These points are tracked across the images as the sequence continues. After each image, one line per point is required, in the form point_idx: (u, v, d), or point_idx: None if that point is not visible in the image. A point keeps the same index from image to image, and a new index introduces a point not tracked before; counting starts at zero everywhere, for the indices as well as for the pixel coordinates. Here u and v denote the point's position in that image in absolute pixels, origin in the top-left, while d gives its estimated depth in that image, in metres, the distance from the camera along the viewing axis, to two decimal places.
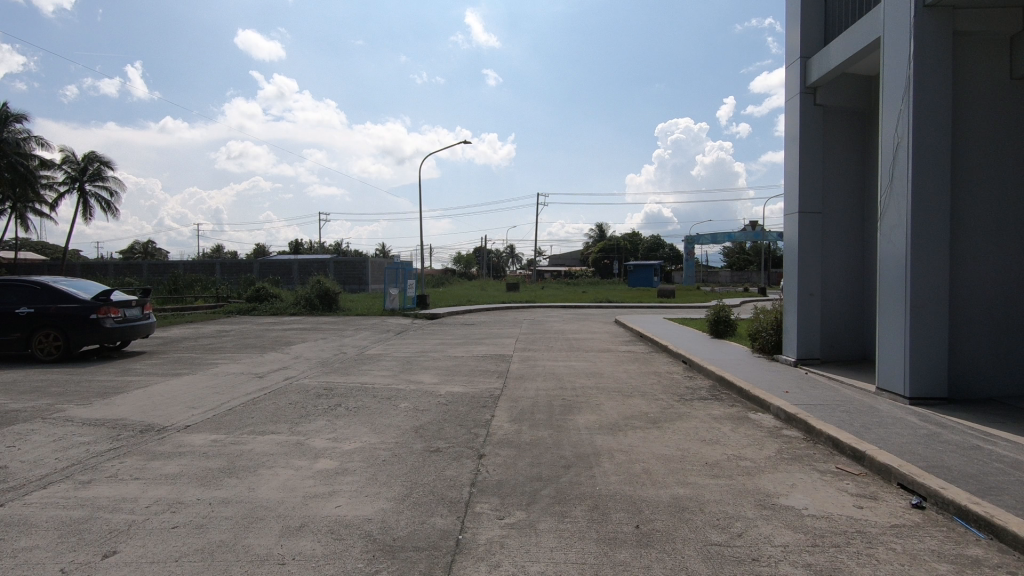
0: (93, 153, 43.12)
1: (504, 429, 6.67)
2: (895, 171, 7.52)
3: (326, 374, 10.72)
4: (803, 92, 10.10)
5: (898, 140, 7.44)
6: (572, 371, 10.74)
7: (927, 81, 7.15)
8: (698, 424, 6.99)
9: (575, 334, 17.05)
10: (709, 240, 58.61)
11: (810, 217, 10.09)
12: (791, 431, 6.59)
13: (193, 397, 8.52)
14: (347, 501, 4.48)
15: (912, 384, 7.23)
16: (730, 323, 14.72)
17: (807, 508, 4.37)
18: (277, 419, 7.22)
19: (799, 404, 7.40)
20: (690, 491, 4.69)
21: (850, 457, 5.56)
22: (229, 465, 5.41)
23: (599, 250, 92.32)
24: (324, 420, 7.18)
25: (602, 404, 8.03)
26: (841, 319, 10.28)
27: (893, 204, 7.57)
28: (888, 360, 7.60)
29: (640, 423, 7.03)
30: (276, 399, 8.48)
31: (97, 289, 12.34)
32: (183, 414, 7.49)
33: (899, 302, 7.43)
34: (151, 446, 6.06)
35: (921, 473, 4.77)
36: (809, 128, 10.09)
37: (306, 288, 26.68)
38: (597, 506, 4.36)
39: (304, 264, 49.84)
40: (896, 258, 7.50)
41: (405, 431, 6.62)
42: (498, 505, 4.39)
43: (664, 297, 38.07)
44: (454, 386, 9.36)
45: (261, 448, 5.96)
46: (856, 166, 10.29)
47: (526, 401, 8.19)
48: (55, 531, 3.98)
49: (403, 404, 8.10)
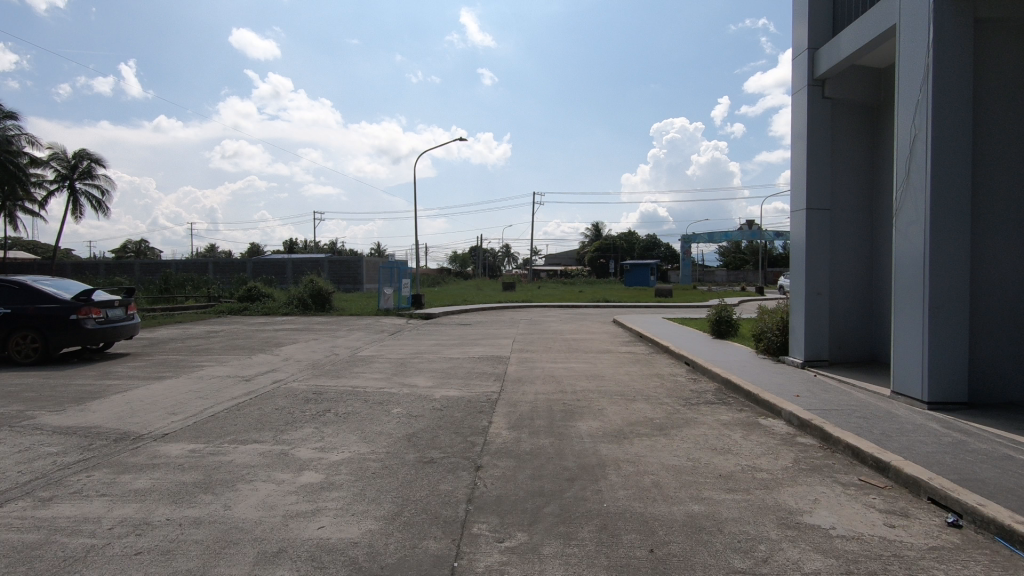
0: (82, 149, 42.35)
1: (502, 437, 6.29)
2: (912, 165, 7.17)
3: (316, 376, 10.32)
4: (811, 84, 9.72)
5: (915, 132, 7.10)
6: (572, 374, 10.35)
7: (946, 70, 6.81)
8: (707, 430, 6.62)
9: (573, 335, 16.68)
10: (707, 239, 58.25)
11: (819, 214, 9.72)
12: (805, 439, 6.23)
13: (174, 402, 8.11)
14: (332, 522, 4.08)
15: (931, 389, 6.88)
16: (733, 323, 14.36)
17: (835, 528, 3.99)
18: (261, 426, 6.82)
19: (812, 409, 7.04)
20: (707, 508, 4.32)
21: (872, 467, 5.21)
22: (204, 479, 5.00)
23: (595, 249, 91.91)
24: (311, 427, 6.76)
25: (605, 409, 7.65)
26: (849, 319, 9.94)
27: (910, 200, 7.22)
28: (904, 363, 7.26)
29: (646, 429, 6.65)
30: (261, 404, 8.07)
31: (78, 289, 11.86)
32: (162, 421, 7.08)
33: (916, 303, 7.08)
34: (123, 457, 5.64)
35: (955, 488, 4.41)
36: (817, 122, 9.72)
37: (299, 287, 26.21)
38: (606, 526, 3.98)
39: (299, 264, 49.29)
40: (913, 255, 7.15)
41: (397, 439, 6.24)
42: (497, 526, 4.01)
43: (663, 296, 37.58)
44: (449, 390, 8.97)
45: (242, 459, 5.55)
46: (865, 161, 9.96)
47: (525, 406, 7.80)
48: (2, 559, 3.56)
49: (396, 409, 7.71)
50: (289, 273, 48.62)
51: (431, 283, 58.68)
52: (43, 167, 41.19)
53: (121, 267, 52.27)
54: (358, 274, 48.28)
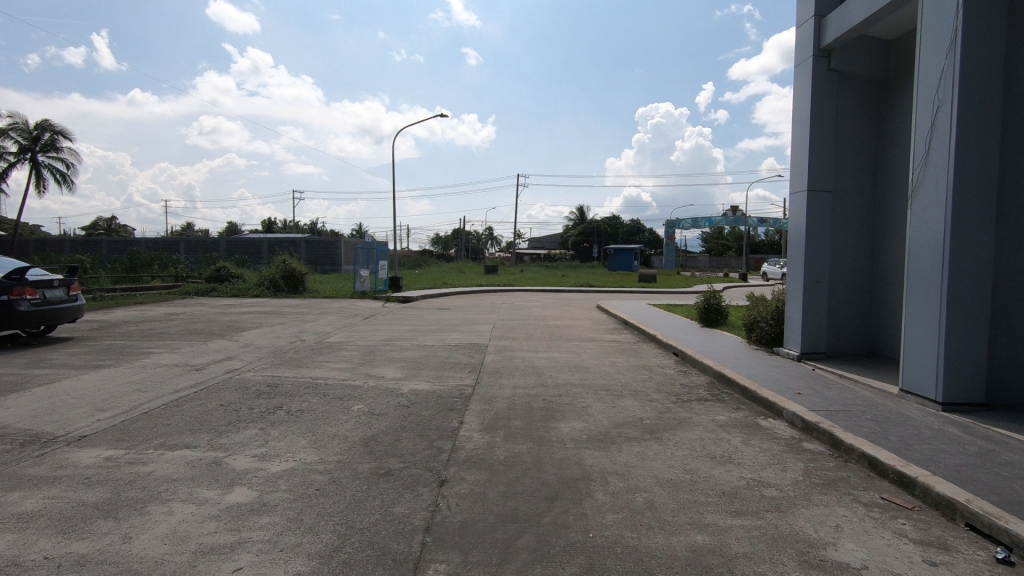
0: (45, 120, 40.24)
1: (474, 442, 5.53)
2: (932, 142, 6.47)
3: (275, 366, 9.44)
4: (816, 55, 8.95)
5: (937, 105, 6.39)
6: (554, 365, 9.60)
7: (976, 36, 6.10)
8: (703, 434, 5.93)
9: (556, 321, 15.94)
10: (691, 224, 57.78)
11: (820, 196, 9.02)
12: (812, 445, 5.56)
13: (106, 397, 7.17)
14: (255, 561, 3.29)
15: (947, 388, 6.26)
16: (722, 311, 13.73)
17: (867, 569, 3.31)
18: (197, 428, 5.94)
19: (817, 409, 6.38)
20: (713, 539, 3.60)
21: (894, 482, 4.56)
22: (111, 499, 4.14)
23: (579, 233, 91.15)
24: (255, 429, 5.91)
25: (589, 407, 6.91)
26: (848, 309, 9.34)
27: (929, 180, 6.53)
28: (916, 359, 6.63)
29: (635, 432, 5.93)
30: (205, 399, 7.19)
31: (12, 266, 10.73)
32: (85, 421, 6.17)
33: (932, 294, 6.42)
34: (19, 468, 4.73)
35: (1000, 513, 3.76)
36: (821, 97, 8.97)
37: (271, 268, 25.01)
38: (592, 568, 3.25)
39: (274, 245, 47.72)
40: (930, 241, 6.49)
41: (352, 445, 5.43)
42: (458, 567, 3.25)
43: (646, 281, 37.15)
44: (419, 382, 8.18)
45: (163, 471, 4.71)
46: (869, 140, 9.29)
47: (502, 403, 7.05)
48: None
49: (357, 405, 6.90)
50: (264, 253, 47.14)
51: (410, 264, 57.48)
52: (3, 138, 38.97)
53: (88, 244, 50.01)
54: (336, 255, 46.99)
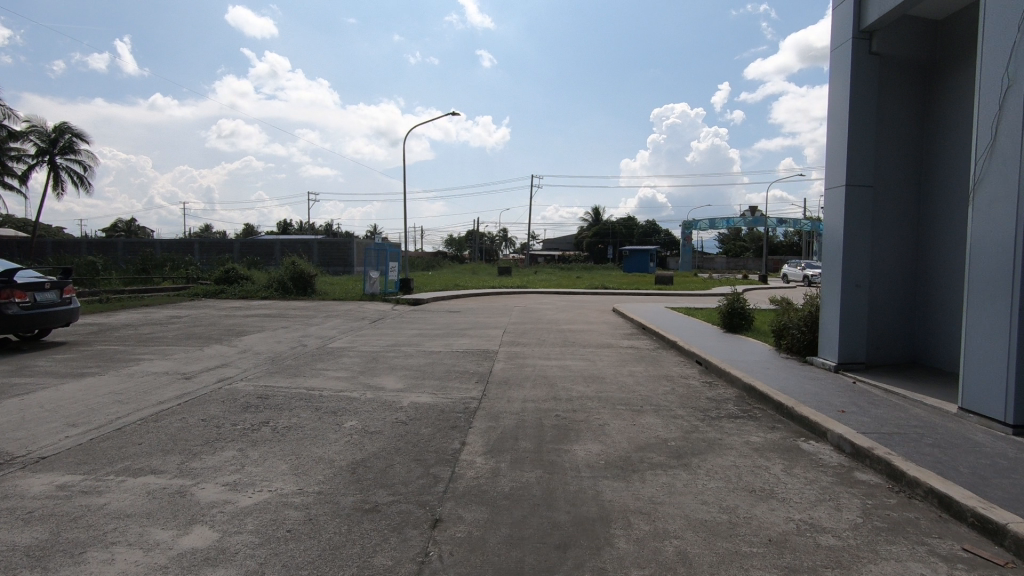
0: (63, 124, 40.55)
1: (476, 468, 4.86)
2: (1001, 128, 5.66)
3: (270, 374, 8.86)
4: (857, 36, 8.14)
5: (1007, 84, 5.57)
6: (568, 375, 8.88)
7: None
8: (736, 460, 5.19)
9: (570, 325, 15.20)
10: (709, 225, 56.55)
11: (860, 191, 8.22)
12: (867, 477, 4.80)
13: (80, 410, 6.59)
14: None
15: (1018, 408, 5.46)
16: (746, 316, 12.90)
17: None
18: (170, 448, 5.33)
19: (867, 431, 5.60)
20: None
21: (976, 529, 3.80)
22: (46, 542, 3.53)
23: (594, 234, 89.96)
24: (233, 450, 5.29)
25: (606, 426, 6.19)
26: (890, 314, 8.52)
27: (997, 171, 5.72)
28: (980, 373, 5.83)
29: (659, 458, 5.21)
30: (187, 413, 6.59)
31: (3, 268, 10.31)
32: (52, 438, 5.61)
33: (1001, 301, 5.62)
34: None
35: None
36: (862, 83, 8.16)
37: (280, 269, 24.58)
38: None
39: (287, 246, 47.53)
40: (997, 239, 5.69)
41: (338, 471, 4.78)
42: None
43: (663, 283, 36.19)
44: (421, 395, 7.52)
45: (117, 504, 4.09)
46: (914, 130, 8.48)
47: (509, 420, 6.36)
48: None
49: (350, 422, 6.26)
50: (277, 254, 46.96)
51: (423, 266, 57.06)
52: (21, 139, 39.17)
53: (104, 246, 50.29)
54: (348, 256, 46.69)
